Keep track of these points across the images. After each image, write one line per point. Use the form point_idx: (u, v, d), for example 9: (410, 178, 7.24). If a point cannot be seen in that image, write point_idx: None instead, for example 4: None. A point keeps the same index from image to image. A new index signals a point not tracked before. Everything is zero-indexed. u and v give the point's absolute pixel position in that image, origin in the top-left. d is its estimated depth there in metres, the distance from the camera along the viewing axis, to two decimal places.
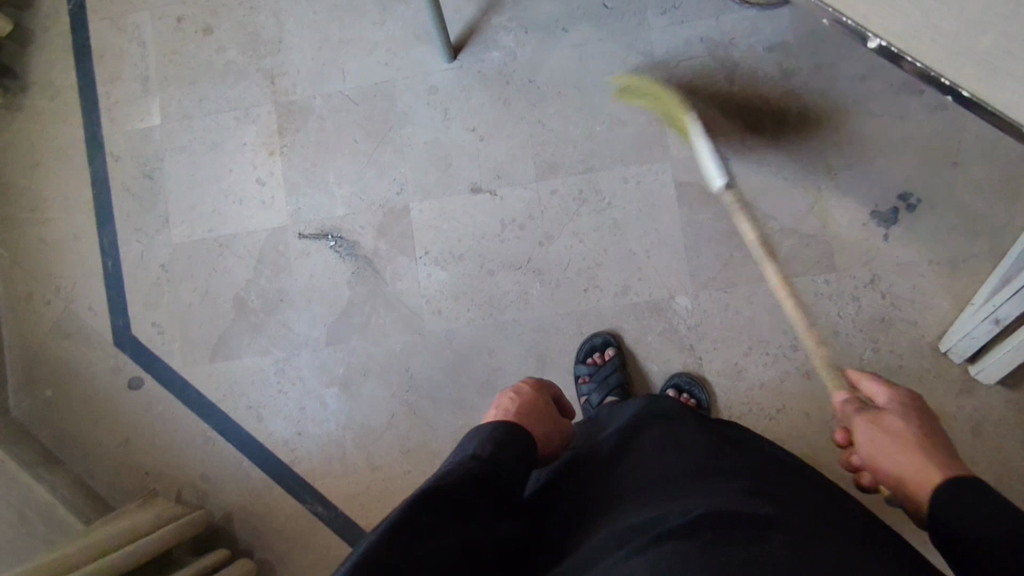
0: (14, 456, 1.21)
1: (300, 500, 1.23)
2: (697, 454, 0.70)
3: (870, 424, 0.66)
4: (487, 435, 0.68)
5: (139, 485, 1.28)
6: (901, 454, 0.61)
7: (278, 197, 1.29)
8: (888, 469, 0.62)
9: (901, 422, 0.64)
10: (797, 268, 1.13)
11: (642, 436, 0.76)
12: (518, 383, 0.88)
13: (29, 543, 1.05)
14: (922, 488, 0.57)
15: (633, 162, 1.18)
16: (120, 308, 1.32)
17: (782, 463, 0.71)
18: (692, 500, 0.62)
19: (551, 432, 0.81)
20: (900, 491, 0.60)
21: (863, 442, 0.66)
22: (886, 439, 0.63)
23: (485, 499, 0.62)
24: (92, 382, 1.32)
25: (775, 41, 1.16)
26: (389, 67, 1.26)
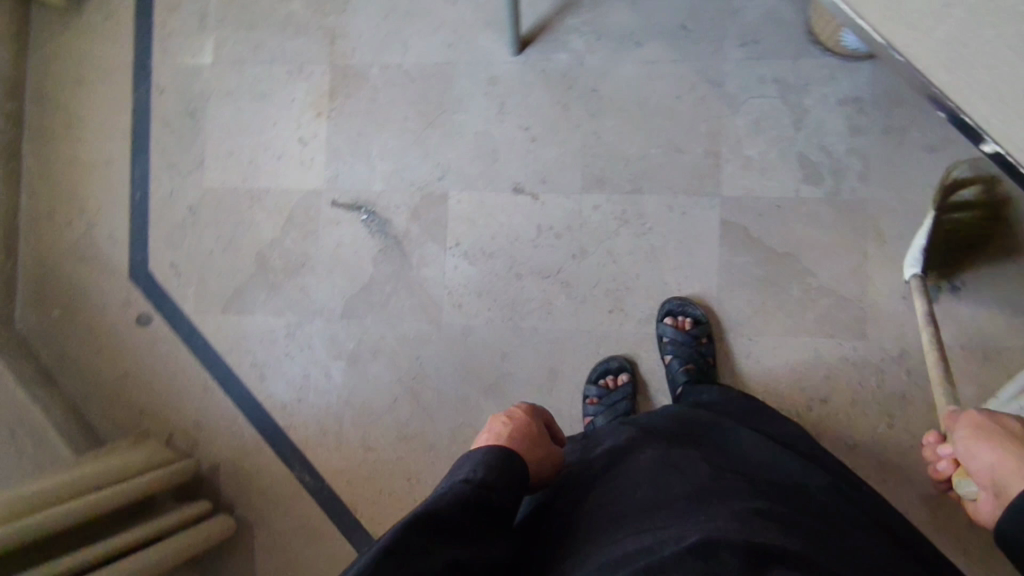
0: (13, 372, 1.20)
1: (289, 466, 1.23)
2: (696, 474, 0.69)
3: (977, 419, 0.67)
4: (481, 458, 0.65)
5: (132, 421, 1.28)
6: (1000, 448, 0.62)
7: (318, 159, 1.26)
8: (982, 458, 0.63)
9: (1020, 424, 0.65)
10: (828, 329, 1.10)
11: (638, 454, 0.74)
12: (508, 408, 0.82)
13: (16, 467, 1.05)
14: (1012, 478, 0.59)
15: (682, 191, 1.15)
16: (140, 242, 1.31)
17: (782, 491, 0.70)
18: (691, 523, 0.60)
19: (546, 458, 0.76)
20: (989, 480, 0.62)
21: (964, 434, 0.67)
22: (989, 434, 0.64)
23: (481, 522, 0.59)
24: (101, 310, 1.31)
25: (850, 94, 1.12)
26: (452, 49, 1.23)
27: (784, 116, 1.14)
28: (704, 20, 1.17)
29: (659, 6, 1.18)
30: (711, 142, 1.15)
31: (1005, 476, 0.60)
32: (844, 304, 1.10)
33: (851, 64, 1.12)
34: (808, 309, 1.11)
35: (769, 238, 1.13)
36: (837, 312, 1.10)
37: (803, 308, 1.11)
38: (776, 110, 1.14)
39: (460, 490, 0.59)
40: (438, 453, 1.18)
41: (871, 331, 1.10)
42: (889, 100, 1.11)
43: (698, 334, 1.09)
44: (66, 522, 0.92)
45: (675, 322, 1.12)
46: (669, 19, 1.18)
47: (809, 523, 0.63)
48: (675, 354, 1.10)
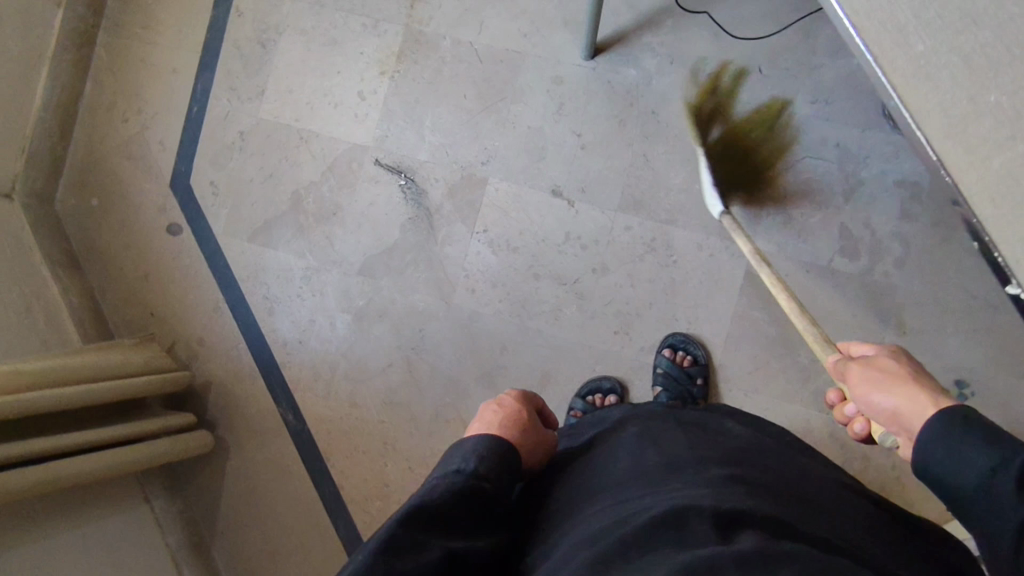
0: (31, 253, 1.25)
1: (275, 401, 1.27)
2: (672, 447, 0.70)
3: (861, 367, 0.66)
4: (473, 448, 0.64)
5: (141, 321, 1.33)
6: (891, 388, 0.61)
7: (372, 116, 1.28)
8: (881, 404, 0.62)
9: (891, 360, 0.65)
10: (824, 404, 1.10)
11: (619, 430, 0.76)
12: (500, 394, 0.79)
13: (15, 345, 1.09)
14: (916, 416, 0.58)
15: (716, 234, 1.15)
16: (187, 154, 1.34)
17: (768, 466, 0.69)
18: (666, 491, 0.62)
19: (537, 443, 0.74)
20: (895, 424, 0.61)
21: (855, 388, 0.65)
22: (871, 379, 0.64)
23: (474, 514, 0.60)
24: (136, 210, 1.35)
25: (907, 178, 1.11)
26: (525, 40, 1.23)
27: (836, 183, 1.12)
28: (782, 69, 1.15)
29: (741, 45, 1.16)
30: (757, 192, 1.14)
31: (912, 418, 0.58)
32: None
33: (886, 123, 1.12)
34: (809, 379, 1.10)
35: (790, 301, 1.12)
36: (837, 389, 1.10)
37: (805, 376, 1.11)
38: (831, 176, 1.12)
39: (450, 483, 0.60)
40: (418, 426, 1.21)
41: None
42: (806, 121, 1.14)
43: (693, 373, 1.10)
44: (48, 406, 0.96)
45: (674, 356, 1.12)
46: (747, 60, 1.16)
47: (788, 494, 0.63)
48: (665, 388, 1.10)
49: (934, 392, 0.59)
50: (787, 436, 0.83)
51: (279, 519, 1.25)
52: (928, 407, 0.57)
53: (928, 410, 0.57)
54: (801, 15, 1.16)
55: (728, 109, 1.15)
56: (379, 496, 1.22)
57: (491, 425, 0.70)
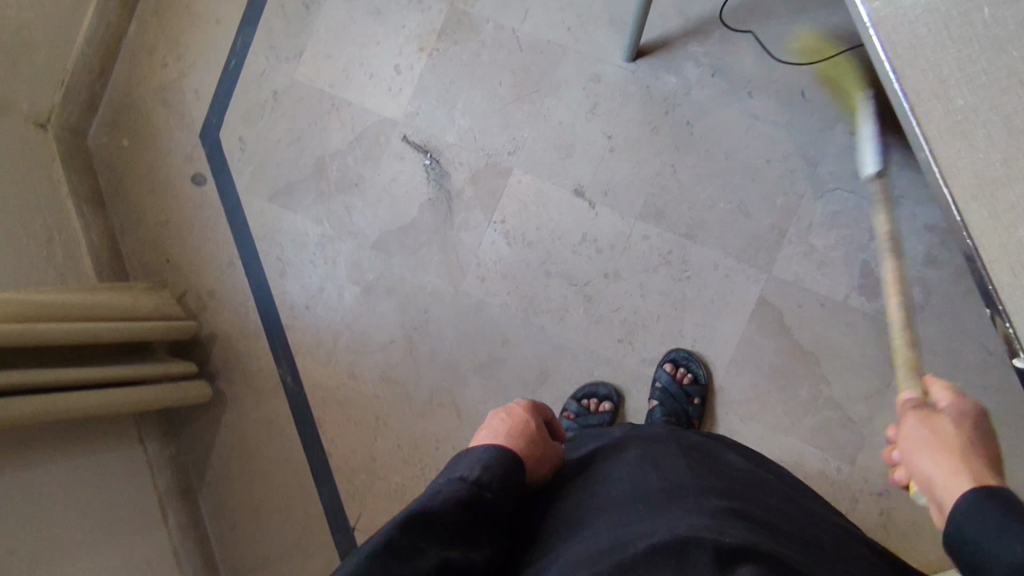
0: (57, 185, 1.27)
1: (276, 361, 1.29)
2: (675, 472, 0.70)
3: (918, 419, 0.59)
4: (480, 456, 0.62)
5: (156, 266, 1.35)
6: (935, 452, 0.55)
7: (405, 91, 1.27)
8: (919, 466, 0.56)
9: (957, 424, 0.56)
10: (819, 440, 1.08)
11: (621, 451, 0.76)
12: (510, 402, 0.76)
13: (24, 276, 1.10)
14: (949, 493, 0.52)
15: (734, 255, 1.13)
16: (219, 106, 1.35)
17: (771, 507, 0.68)
18: (667, 517, 0.61)
19: (544, 456, 0.72)
20: (930, 497, 0.55)
21: (906, 442, 0.59)
22: (925, 441, 0.56)
23: (474, 525, 0.59)
24: (164, 156, 1.36)
25: (939, 224, 1.07)
26: (569, 33, 1.21)
27: (864, 220, 1.09)
28: (827, 96, 1.12)
29: (787, 67, 1.14)
30: (782, 218, 1.12)
31: (943, 490, 0.53)
32: (845, 423, 1.07)
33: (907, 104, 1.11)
34: (808, 415, 1.08)
35: (800, 333, 1.10)
36: (835, 428, 1.08)
37: (805, 411, 1.09)
38: (860, 212, 1.10)
39: (453, 491, 0.58)
40: (411, 406, 1.22)
41: (861, 461, 1.06)
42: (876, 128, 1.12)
43: (691, 391, 1.09)
44: (56, 339, 0.98)
45: (674, 371, 1.11)
46: (791, 82, 1.13)
47: (788, 536, 0.63)
48: (660, 403, 1.10)
49: (981, 471, 0.52)
50: (789, 476, 0.82)
51: (266, 478, 1.27)
52: (963, 483, 0.52)
53: (962, 488, 0.51)
54: (853, 43, 1.12)
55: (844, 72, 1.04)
56: (365, 468, 1.23)
57: (498, 434, 0.69)
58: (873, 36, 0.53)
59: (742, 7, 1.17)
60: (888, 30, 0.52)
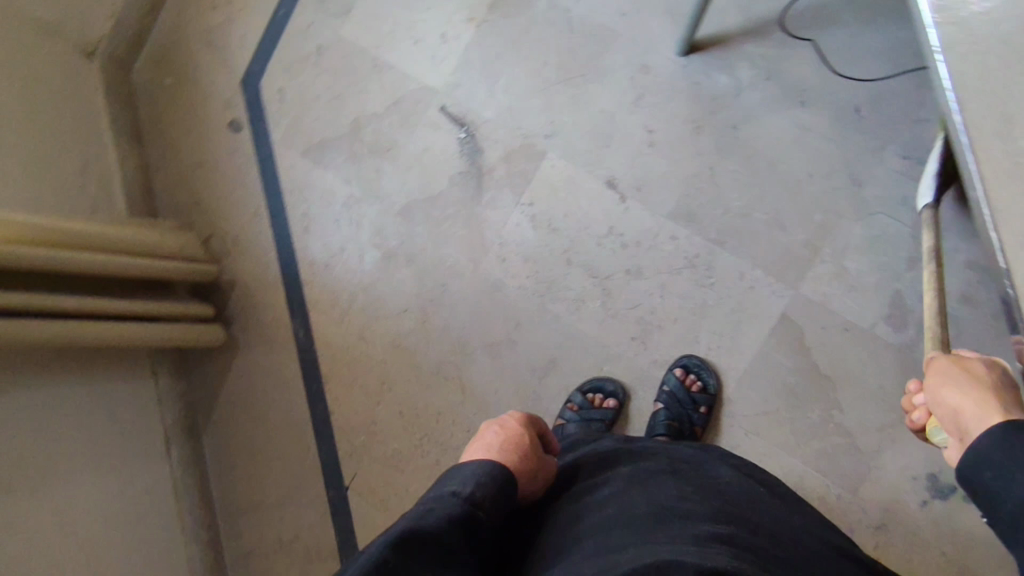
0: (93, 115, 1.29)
1: (291, 316, 1.30)
2: (661, 494, 0.70)
3: (950, 365, 0.67)
4: (473, 472, 0.65)
5: (184, 207, 1.36)
6: (966, 388, 0.62)
7: (449, 61, 1.25)
8: (948, 402, 0.64)
9: (981, 367, 0.65)
10: (823, 466, 1.05)
11: (608, 473, 0.77)
12: (503, 414, 0.80)
13: (52, 203, 1.13)
14: (971, 416, 0.60)
15: (761, 267, 1.10)
16: (263, 55, 1.34)
17: (768, 532, 0.67)
18: (650, 541, 0.61)
19: (537, 470, 0.74)
20: (952, 422, 0.63)
21: (931, 381, 0.68)
22: (948, 376, 0.66)
23: (469, 543, 0.59)
24: (204, 99, 1.37)
25: (980, 262, 1.03)
26: (623, 20, 1.18)
27: (902, 248, 1.05)
28: (882, 116, 1.08)
29: (844, 81, 1.09)
30: (816, 236, 1.08)
31: (970, 420, 0.60)
32: (852, 452, 1.05)
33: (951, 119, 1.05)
34: (815, 439, 1.06)
35: (819, 355, 1.07)
36: (841, 455, 1.05)
37: (812, 435, 1.06)
38: (899, 239, 1.06)
39: (447, 505, 0.60)
40: (417, 376, 1.23)
41: (863, 492, 1.04)
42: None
43: (699, 399, 1.07)
44: (76, 266, 0.99)
45: (684, 377, 1.10)
46: (846, 96, 1.09)
47: (779, 565, 0.61)
48: (665, 406, 1.09)
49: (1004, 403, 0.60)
50: (781, 486, 0.82)
51: (268, 428, 1.29)
52: (990, 414, 0.59)
53: (991, 419, 0.58)
54: (918, 64, 1.07)
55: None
56: (365, 431, 1.25)
57: (492, 448, 0.72)
58: (941, 62, 0.50)
59: (805, 13, 1.12)
60: (957, 57, 0.49)
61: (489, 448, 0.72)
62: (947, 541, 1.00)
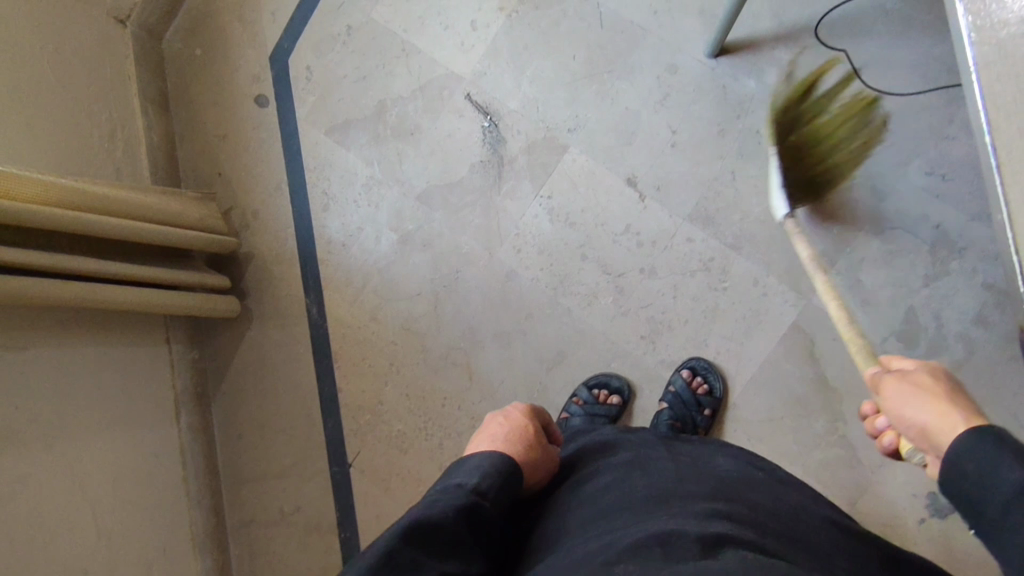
0: (125, 82, 1.31)
1: (305, 292, 1.32)
2: (661, 476, 0.72)
3: (897, 380, 0.65)
4: (479, 464, 0.67)
5: (207, 178, 1.38)
6: (924, 402, 0.61)
7: (477, 49, 1.25)
8: (913, 420, 0.62)
9: (930, 378, 0.64)
10: (824, 476, 1.06)
11: (610, 458, 0.79)
12: (508, 407, 0.84)
13: (78, 165, 1.15)
14: (945, 432, 0.58)
15: (776, 274, 1.10)
16: (293, 32, 1.35)
17: (768, 505, 0.69)
18: (654, 517, 0.64)
19: (541, 458, 0.76)
20: (924, 440, 0.60)
21: (889, 401, 0.65)
22: (906, 393, 0.63)
23: (474, 533, 0.62)
24: (232, 72, 1.38)
25: (998, 284, 1.02)
26: (654, 18, 1.17)
27: (920, 265, 1.05)
28: (909, 129, 1.07)
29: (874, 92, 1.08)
30: (833, 247, 1.08)
31: (941, 436, 0.58)
32: (854, 465, 1.05)
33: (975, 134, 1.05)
34: (818, 449, 1.06)
35: (827, 366, 1.07)
36: (843, 467, 1.05)
37: (815, 444, 1.07)
38: (917, 256, 1.05)
39: (453, 497, 0.63)
40: (426, 360, 1.24)
41: (862, 505, 1.04)
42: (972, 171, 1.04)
43: (704, 403, 1.08)
44: (99, 230, 1.02)
45: (691, 378, 1.10)
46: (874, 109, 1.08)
47: (782, 539, 0.64)
48: (670, 406, 1.09)
49: (968, 411, 0.59)
50: (781, 471, 0.82)
51: (276, 400, 1.31)
52: (956, 425, 0.57)
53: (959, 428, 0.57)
54: (950, 81, 1.06)
55: (814, 113, 1.02)
56: (371, 410, 1.26)
57: (498, 438, 0.75)
58: (974, 82, 0.50)
59: (840, 22, 1.11)
60: (992, 77, 0.49)
61: (495, 439, 0.75)
62: (942, 559, 1.00)
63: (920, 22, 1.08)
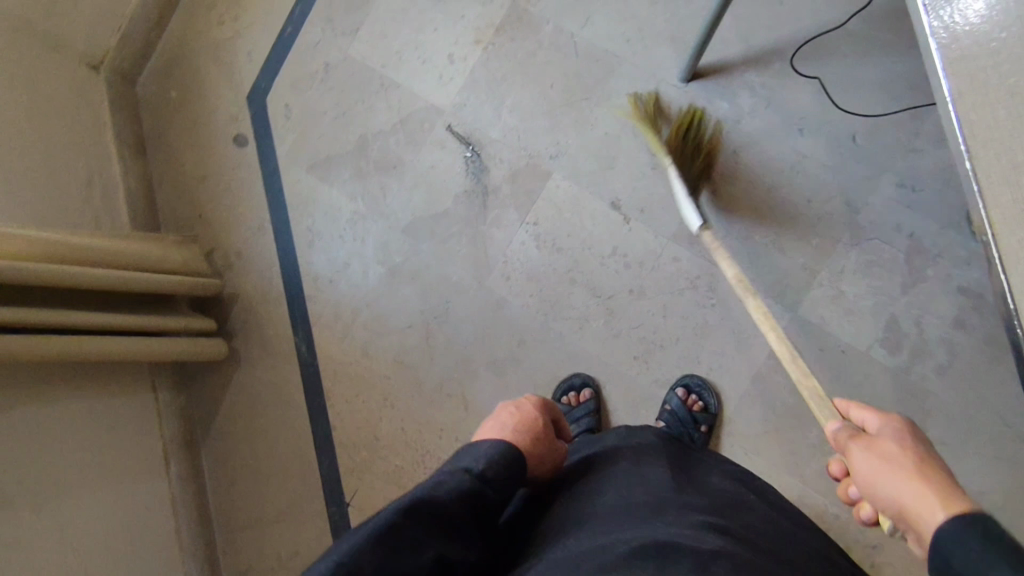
0: (99, 129, 1.30)
1: (293, 330, 1.30)
2: (659, 486, 0.74)
3: (862, 448, 0.61)
4: (486, 450, 0.68)
5: (188, 220, 1.36)
6: (893, 477, 0.56)
7: (456, 81, 1.27)
8: (890, 499, 0.56)
9: (901, 446, 0.58)
10: (822, 484, 1.08)
11: (611, 466, 0.80)
12: (520, 398, 0.83)
13: (57, 217, 1.13)
14: (924, 517, 0.52)
15: (761, 289, 1.12)
16: (270, 71, 1.35)
17: (757, 523, 0.71)
18: (651, 526, 0.65)
19: (546, 453, 0.77)
20: (905, 521, 0.55)
21: (861, 476, 0.60)
22: (878, 467, 0.58)
23: (474, 518, 0.64)
24: (209, 113, 1.38)
25: (972, 288, 1.06)
26: (627, 45, 1.20)
27: (898, 273, 1.08)
28: (879, 144, 1.11)
29: (842, 111, 1.12)
30: (814, 259, 1.11)
31: (920, 518, 0.52)
32: None
33: (941, 147, 1.09)
34: (813, 458, 1.08)
35: (817, 376, 1.09)
36: None
37: (810, 454, 1.09)
38: (895, 264, 1.09)
39: (457, 481, 0.64)
40: (421, 393, 1.24)
41: None
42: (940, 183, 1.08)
43: (699, 419, 1.09)
44: (83, 283, 1.00)
45: (685, 396, 1.12)
46: (845, 125, 1.12)
47: (768, 554, 0.65)
48: (666, 424, 1.11)
49: (946, 487, 0.53)
50: (772, 495, 0.83)
51: (268, 442, 1.29)
52: (935, 512, 0.51)
53: (938, 510, 0.51)
54: (914, 98, 1.10)
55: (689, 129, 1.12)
56: (367, 446, 1.25)
57: (506, 427, 0.75)
58: (952, 113, 0.53)
59: (806, 44, 1.15)
60: (969, 107, 0.52)
61: (505, 428, 0.75)
62: None
63: (883, 42, 1.13)
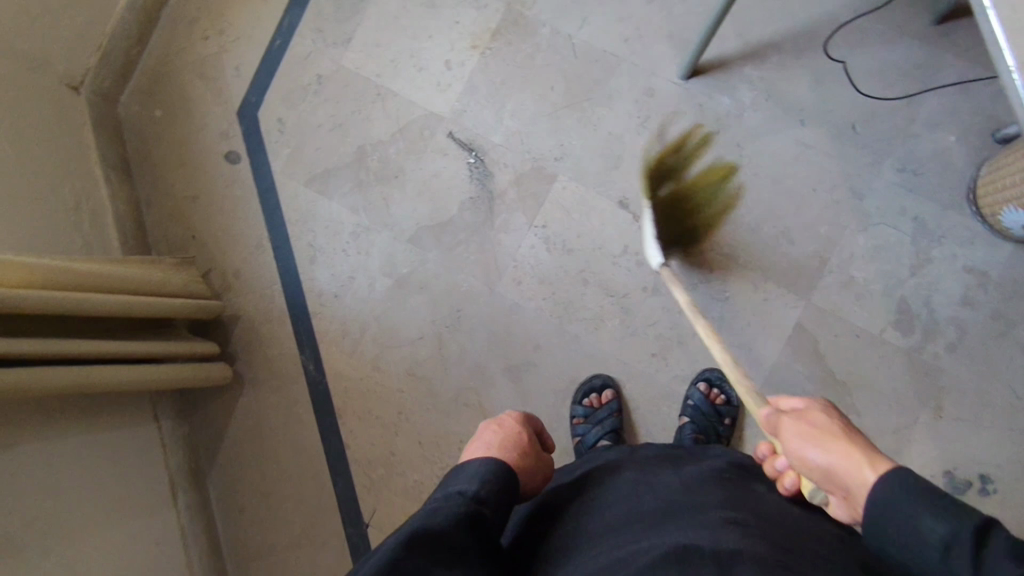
0: (84, 150, 1.24)
1: (300, 349, 1.27)
2: (668, 491, 0.71)
3: (792, 420, 0.65)
4: (476, 471, 0.69)
5: (181, 241, 1.32)
6: (823, 442, 0.60)
7: (454, 87, 1.26)
8: (815, 461, 0.60)
9: (826, 417, 0.63)
10: None
11: (618, 475, 0.78)
12: (501, 416, 0.86)
13: (48, 241, 1.08)
14: (851, 473, 0.56)
15: (773, 279, 1.13)
16: (260, 85, 1.32)
17: (776, 510, 0.69)
18: (666, 532, 0.63)
19: (533, 469, 0.78)
20: (831, 482, 0.59)
21: (789, 441, 0.63)
22: (807, 433, 0.62)
23: (480, 540, 0.62)
24: (197, 130, 1.33)
25: (977, 266, 1.09)
26: (625, 44, 1.21)
27: (904, 255, 1.11)
28: (877, 130, 1.14)
29: (840, 100, 1.15)
30: (823, 246, 1.13)
31: (848, 476, 0.57)
32: None
33: (937, 131, 1.12)
34: None
35: (834, 361, 1.11)
36: None
37: None
38: (901, 246, 1.11)
39: (454, 505, 0.63)
40: (436, 404, 1.21)
41: None
42: (941, 165, 1.11)
43: (723, 412, 1.11)
44: (88, 310, 0.96)
45: (707, 390, 1.12)
46: (842, 114, 1.15)
47: (797, 544, 0.62)
48: (691, 420, 1.10)
49: (866, 447, 0.58)
50: None
51: (279, 465, 1.25)
52: (864, 470, 0.56)
53: (864, 466, 0.56)
54: (909, 86, 1.14)
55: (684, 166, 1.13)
56: (383, 463, 1.22)
57: (492, 446, 0.76)
58: None
59: (800, 37, 1.18)
60: None
61: (492, 447, 0.76)
62: None
63: (873, 33, 1.16)
